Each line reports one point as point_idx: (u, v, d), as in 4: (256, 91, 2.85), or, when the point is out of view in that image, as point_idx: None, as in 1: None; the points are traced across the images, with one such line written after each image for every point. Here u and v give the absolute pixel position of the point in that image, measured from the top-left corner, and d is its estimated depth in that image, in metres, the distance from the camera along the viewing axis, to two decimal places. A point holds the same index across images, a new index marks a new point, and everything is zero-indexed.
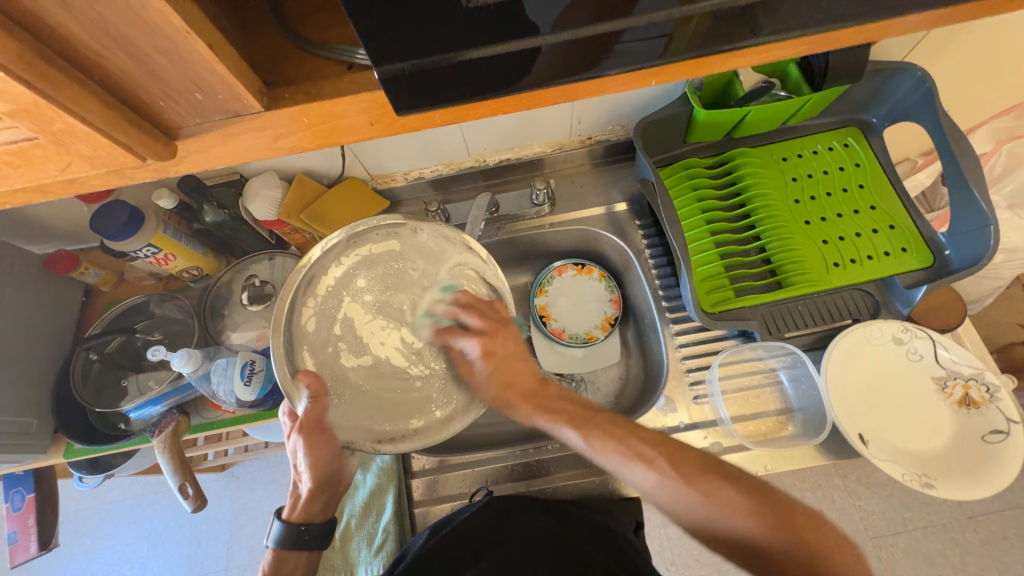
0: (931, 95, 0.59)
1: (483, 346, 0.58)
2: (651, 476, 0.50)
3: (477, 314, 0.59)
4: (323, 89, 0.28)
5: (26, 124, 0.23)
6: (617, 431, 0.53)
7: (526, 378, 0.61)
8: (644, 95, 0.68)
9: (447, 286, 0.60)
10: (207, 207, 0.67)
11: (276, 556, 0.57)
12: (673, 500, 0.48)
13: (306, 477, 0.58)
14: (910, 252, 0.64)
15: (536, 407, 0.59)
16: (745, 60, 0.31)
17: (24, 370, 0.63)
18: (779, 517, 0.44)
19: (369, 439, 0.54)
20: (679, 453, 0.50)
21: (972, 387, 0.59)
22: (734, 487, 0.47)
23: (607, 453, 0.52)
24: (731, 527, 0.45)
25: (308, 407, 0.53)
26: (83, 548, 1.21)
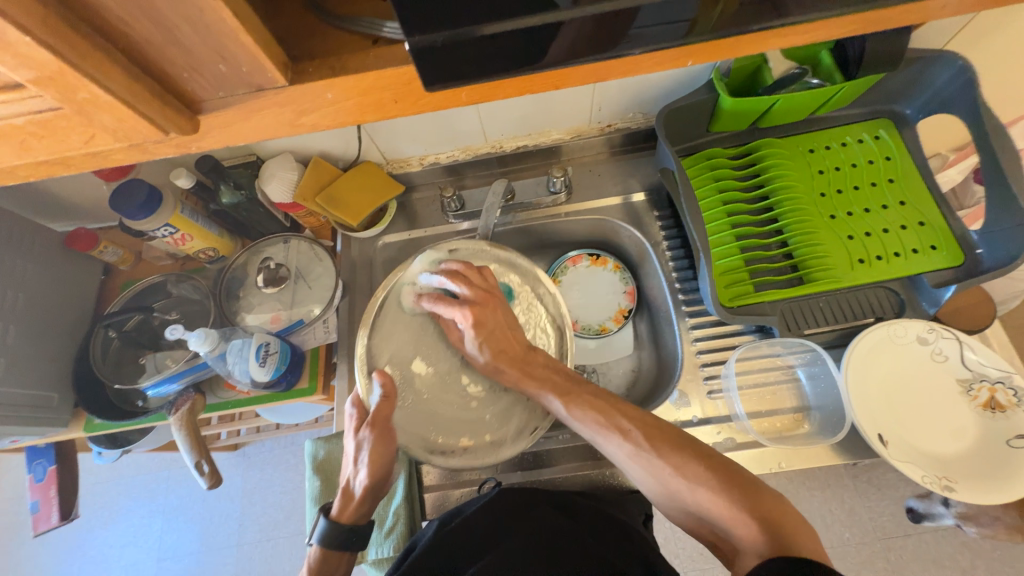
0: (972, 86, 0.57)
1: (473, 316, 0.60)
2: (626, 448, 0.51)
3: (465, 282, 0.63)
4: (348, 64, 0.28)
5: (50, 92, 0.23)
6: (601, 402, 0.55)
7: (515, 345, 0.62)
8: (668, 79, 0.66)
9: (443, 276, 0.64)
10: (224, 188, 0.67)
11: (322, 554, 0.56)
12: (646, 472, 0.49)
13: (364, 471, 0.56)
14: (939, 249, 0.62)
15: (522, 372, 0.60)
16: (775, 43, 0.30)
17: (45, 346, 0.64)
18: (748, 496, 0.43)
19: (421, 447, 0.59)
20: (651, 425, 0.51)
21: (999, 390, 0.57)
22: (704, 465, 0.47)
23: (586, 420, 0.54)
24: (698, 502, 0.45)
25: (378, 405, 0.57)
26: (101, 519, 1.25)
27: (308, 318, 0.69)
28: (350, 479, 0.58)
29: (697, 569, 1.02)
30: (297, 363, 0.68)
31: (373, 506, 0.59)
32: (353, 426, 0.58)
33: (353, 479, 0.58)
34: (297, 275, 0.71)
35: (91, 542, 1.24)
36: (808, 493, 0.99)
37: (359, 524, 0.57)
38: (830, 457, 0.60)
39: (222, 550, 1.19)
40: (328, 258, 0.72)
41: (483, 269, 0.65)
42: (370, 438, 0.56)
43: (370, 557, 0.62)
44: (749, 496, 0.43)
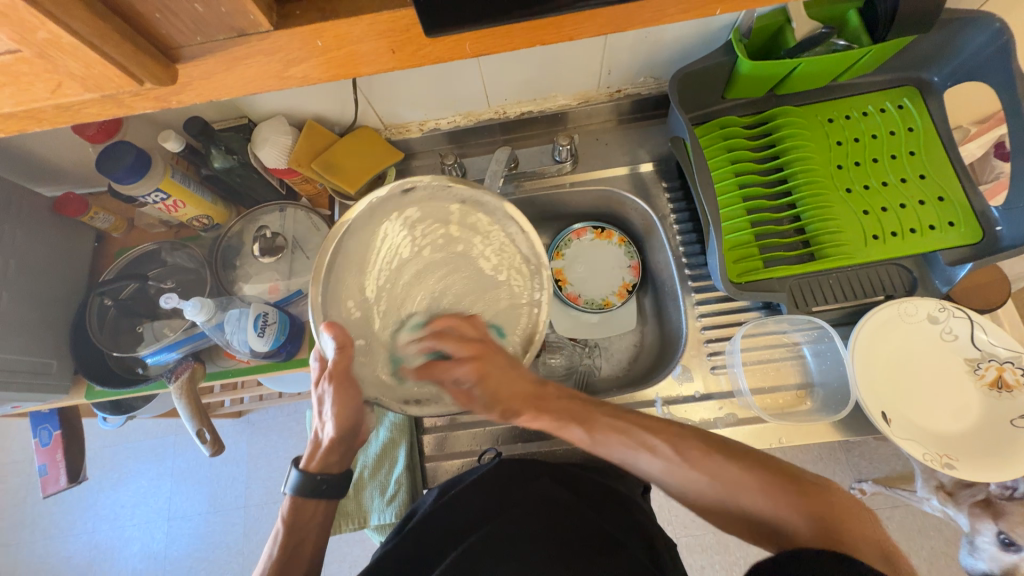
0: (1008, 50, 0.53)
1: (476, 370, 0.54)
2: (656, 463, 0.51)
3: (453, 341, 0.54)
4: (339, 7, 0.25)
5: (6, 31, 0.21)
6: (620, 422, 0.53)
7: (522, 386, 0.56)
8: (683, 39, 0.62)
9: (424, 344, 0.55)
10: (216, 151, 0.64)
11: (294, 504, 0.57)
12: (681, 481, 0.49)
13: (330, 425, 0.56)
14: (957, 226, 0.60)
15: (537, 410, 0.56)
16: None
17: (40, 313, 0.63)
18: (800, 498, 0.45)
19: (394, 399, 0.54)
20: (678, 433, 0.51)
21: (1007, 370, 0.56)
22: (739, 466, 0.48)
23: (609, 443, 0.52)
24: (741, 505, 0.47)
25: (335, 357, 0.50)
26: (110, 481, 1.29)
27: (306, 289, 0.68)
28: (317, 430, 0.58)
29: (689, 535, 1.05)
30: (296, 334, 0.67)
31: (344, 457, 0.59)
32: (316, 375, 0.55)
33: (320, 430, 0.58)
34: (294, 244, 0.70)
35: (102, 502, 1.28)
36: (800, 466, 1.01)
37: (330, 472, 0.58)
38: (829, 433, 0.60)
39: (229, 512, 1.23)
40: (326, 228, 0.70)
41: (467, 318, 0.57)
42: (334, 390, 0.53)
43: (372, 523, 0.64)
44: (800, 493, 0.46)
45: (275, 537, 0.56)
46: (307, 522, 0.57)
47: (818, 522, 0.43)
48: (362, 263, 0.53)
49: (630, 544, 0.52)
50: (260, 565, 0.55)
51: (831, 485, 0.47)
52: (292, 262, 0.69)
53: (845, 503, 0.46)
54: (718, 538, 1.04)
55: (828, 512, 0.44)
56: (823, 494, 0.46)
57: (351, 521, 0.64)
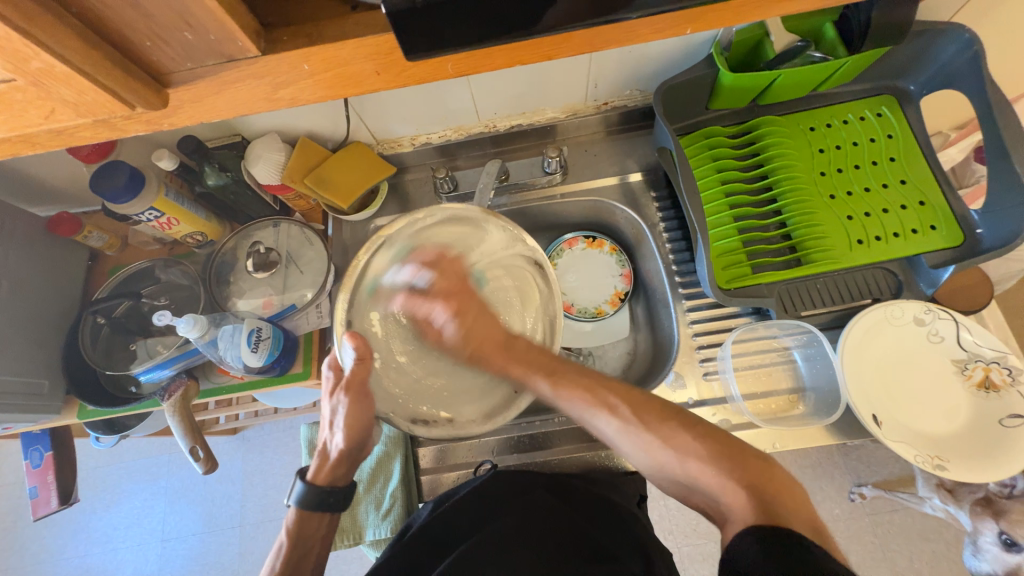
0: (979, 59, 0.55)
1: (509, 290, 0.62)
2: (613, 424, 0.48)
3: (434, 271, 0.57)
4: (324, 32, 0.26)
5: (1, 62, 0.21)
6: (585, 380, 0.51)
7: (494, 333, 0.56)
8: (666, 53, 0.63)
9: (410, 271, 0.58)
10: (209, 169, 0.65)
11: (300, 516, 0.55)
12: (634, 446, 0.47)
13: (340, 437, 0.56)
14: (938, 229, 0.61)
15: (503, 357, 0.55)
16: (779, 7, 0.28)
17: (32, 333, 0.63)
18: (739, 464, 0.42)
19: (404, 417, 0.57)
20: (639, 397, 0.49)
21: (994, 370, 0.57)
22: (692, 433, 0.45)
23: (572, 400, 0.50)
24: (687, 472, 0.44)
25: (354, 368, 0.54)
26: (102, 503, 1.27)
27: (300, 303, 0.68)
28: (327, 442, 0.57)
29: (690, 545, 1.05)
30: (290, 349, 0.67)
31: (351, 470, 0.58)
32: (329, 388, 0.57)
33: (330, 441, 0.57)
34: (288, 259, 0.70)
35: (93, 524, 1.25)
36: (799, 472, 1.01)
37: (337, 484, 0.56)
38: (823, 436, 0.60)
39: (224, 531, 1.21)
40: (319, 242, 0.70)
41: (446, 257, 0.58)
42: (348, 402, 0.55)
43: (367, 538, 0.63)
44: (739, 463, 0.42)
45: (278, 550, 0.54)
46: (312, 534, 0.55)
47: (755, 494, 0.40)
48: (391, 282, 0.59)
49: (625, 554, 0.51)
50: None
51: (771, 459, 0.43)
52: (286, 277, 0.70)
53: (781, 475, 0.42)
54: (719, 547, 1.04)
55: (762, 481, 0.40)
56: (768, 468, 0.42)
57: (346, 538, 0.64)
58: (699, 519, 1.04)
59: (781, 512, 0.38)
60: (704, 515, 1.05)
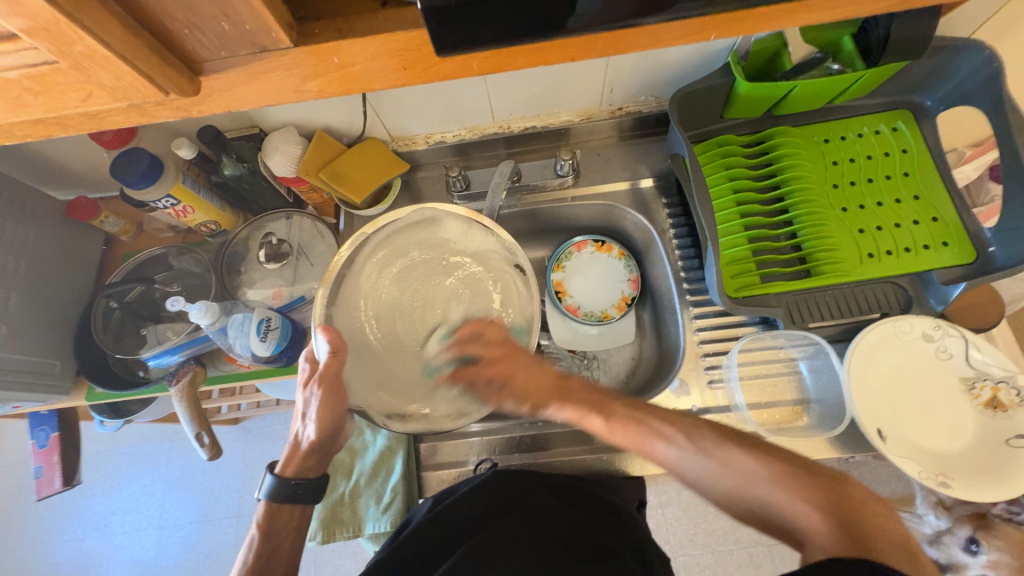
0: (997, 77, 0.55)
1: (502, 369, 0.55)
2: (671, 452, 0.48)
3: (476, 345, 0.56)
4: (355, 26, 0.27)
5: (45, 44, 0.22)
6: (636, 412, 0.51)
7: (544, 379, 0.55)
8: (684, 60, 0.63)
9: (451, 352, 0.57)
10: (226, 159, 0.66)
11: (269, 509, 0.56)
12: (696, 472, 0.47)
13: (312, 427, 0.57)
14: (950, 246, 0.61)
15: (560, 401, 0.53)
16: (846, 7, 0.28)
17: (46, 314, 0.64)
18: (814, 483, 0.42)
19: (380, 410, 0.56)
20: (694, 424, 0.49)
21: (1002, 390, 0.56)
22: (752, 454, 0.45)
23: (626, 431, 0.50)
24: (758, 497, 0.43)
25: (326, 362, 0.53)
26: (103, 487, 1.27)
27: (310, 295, 0.68)
28: (299, 432, 0.58)
29: (687, 556, 1.04)
30: (298, 340, 0.68)
31: (322, 461, 0.59)
32: (304, 378, 0.57)
33: (301, 432, 0.58)
34: (299, 251, 0.71)
35: (93, 508, 1.26)
36: None
37: (305, 477, 0.57)
38: (826, 449, 0.60)
39: (221, 521, 1.22)
40: (331, 236, 0.71)
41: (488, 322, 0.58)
42: (321, 394, 0.55)
43: (367, 531, 0.63)
44: (811, 483, 0.42)
45: (249, 542, 0.55)
46: (283, 526, 0.56)
47: (834, 515, 0.40)
48: (369, 278, 0.59)
49: (626, 557, 0.51)
50: (237, 568, 0.55)
51: (847, 480, 0.43)
52: (296, 269, 0.70)
53: (863, 496, 0.42)
54: (716, 558, 1.03)
55: (842, 503, 0.41)
56: (837, 485, 0.42)
57: (345, 530, 0.64)
58: (697, 529, 1.04)
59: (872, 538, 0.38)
60: (701, 525, 1.05)
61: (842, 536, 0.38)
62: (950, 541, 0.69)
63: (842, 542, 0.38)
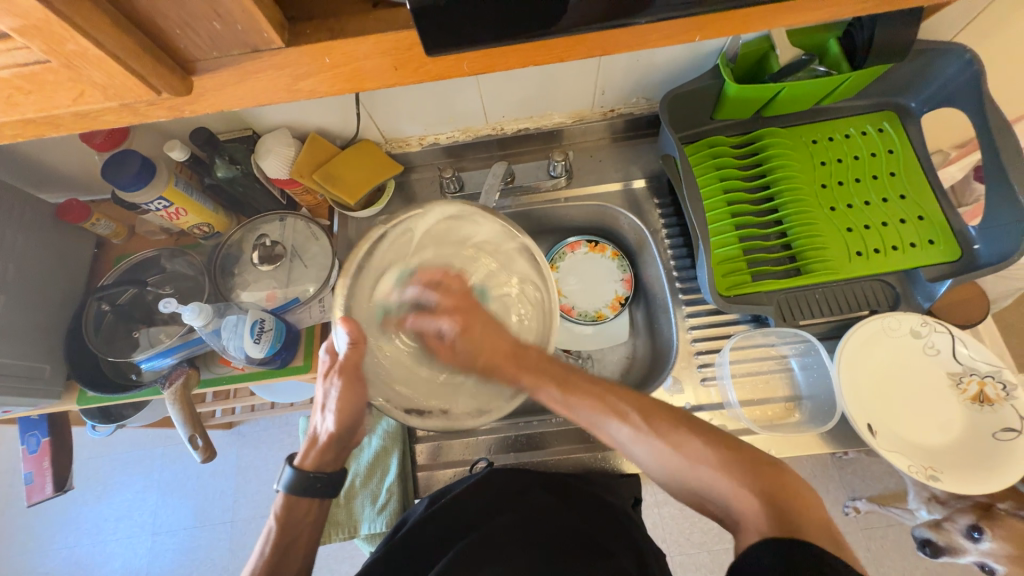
0: (979, 78, 0.56)
1: (460, 323, 0.55)
2: (625, 431, 0.49)
3: (439, 290, 0.57)
4: (346, 26, 0.27)
5: (37, 43, 0.22)
6: (596, 389, 0.52)
7: (501, 344, 0.55)
8: (673, 62, 0.64)
9: (414, 292, 0.57)
10: (219, 161, 0.66)
11: (287, 501, 0.55)
12: (650, 455, 0.47)
13: (331, 418, 0.56)
14: (936, 244, 0.62)
15: (516, 367, 0.53)
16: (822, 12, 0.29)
17: (36, 317, 0.64)
18: (750, 470, 0.43)
19: (398, 407, 0.53)
20: (652, 405, 0.50)
21: (988, 384, 0.57)
22: (702, 440, 0.46)
23: (583, 408, 0.51)
24: (700, 479, 0.44)
25: (347, 352, 0.53)
26: (94, 494, 1.26)
27: (303, 297, 0.68)
28: (316, 425, 0.58)
29: (683, 555, 1.04)
30: (292, 341, 0.68)
31: (340, 456, 0.58)
32: (324, 371, 0.56)
33: (320, 425, 0.58)
34: (293, 253, 0.71)
35: (84, 515, 1.25)
36: None
37: (324, 471, 0.56)
38: (818, 444, 0.61)
39: (215, 526, 1.21)
40: (325, 237, 0.71)
41: (456, 274, 0.58)
42: (342, 385, 0.54)
43: (363, 532, 0.63)
44: (752, 470, 0.43)
45: (267, 535, 0.54)
46: (299, 521, 0.55)
47: (770, 502, 0.41)
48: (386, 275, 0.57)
49: (620, 554, 0.51)
50: (250, 564, 0.53)
51: (781, 464, 0.44)
52: (290, 270, 0.70)
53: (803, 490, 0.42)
54: (713, 557, 1.04)
55: (775, 488, 0.42)
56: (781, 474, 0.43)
57: (341, 531, 0.64)
58: (693, 528, 1.05)
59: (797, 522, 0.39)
60: (697, 524, 1.05)
61: (771, 518, 0.40)
62: (953, 526, 0.73)
63: (773, 524, 0.39)
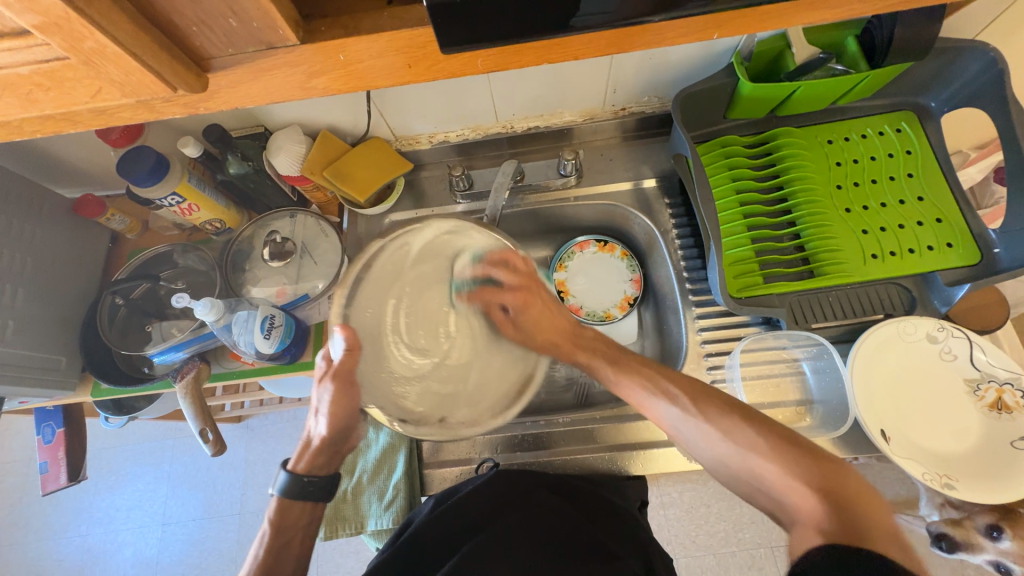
0: (1003, 78, 0.55)
1: (523, 300, 0.61)
2: (674, 411, 0.50)
3: (507, 270, 0.59)
4: (359, 24, 0.27)
5: (56, 40, 0.23)
6: (646, 369, 0.54)
7: (557, 330, 0.62)
8: (687, 60, 0.64)
9: (478, 271, 0.59)
10: (231, 158, 0.66)
11: (281, 504, 0.56)
12: (700, 442, 0.48)
13: (323, 422, 0.56)
14: (955, 247, 0.61)
15: (571, 345, 0.62)
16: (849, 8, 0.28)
17: (52, 310, 0.65)
18: (809, 464, 0.43)
19: (393, 414, 0.50)
20: (701, 389, 0.51)
21: (1007, 391, 0.56)
22: (753, 427, 0.46)
23: (630, 386, 0.54)
24: (761, 476, 0.44)
25: (342, 358, 0.52)
26: (107, 483, 1.28)
27: (313, 293, 0.69)
28: (310, 429, 0.58)
29: (688, 558, 1.04)
30: (301, 337, 0.68)
31: (333, 460, 0.58)
32: (318, 376, 0.57)
33: (313, 430, 0.58)
34: (303, 250, 0.71)
35: (97, 504, 1.27)
36: None
37: (316, 475, 0.57)
38: (830, 449, 0.60)
39: (223, 518, 1.22)
40: (335, 234, 0.71)
41: (511, 258, 0.59)
42: (333, 392, 0.54)
43: (369, 528, 0.63)
44: (813, 467, 0.42)
45: (261, 537, 0.54)
46: (293, 523, 0.56)
47: (824, 497, 0.40)
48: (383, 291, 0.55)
49: (627, 555, 0.51)
50: (247, 565, 0.53)
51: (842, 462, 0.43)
52: (300, 267, 0.71)
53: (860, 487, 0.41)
54: (718, 561, 1.03)
55: (840, 488, 0.41)
56: (837, 473, 0.42)
57: (348, 526, 0.64)
58: (698, 531, 1.04)
59: (867, 526, 0.37)
60: (703, 527, 1.05)
61: (833, 518, 0.38)
62: (971, 524, 0.65)
63: (835, 525, 0.38)
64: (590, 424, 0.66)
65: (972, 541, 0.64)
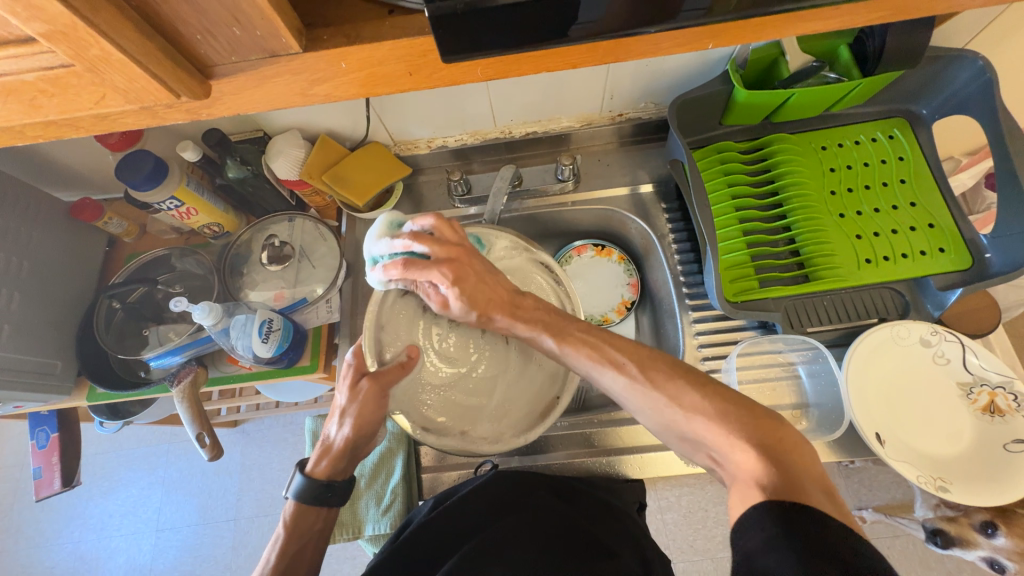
0: (991, 86, 0.56)
1: (451, 273, 0.54)
2: (621, 381, 0.46)
3: (431, 241, 0.54)
4: (361, 33, 0.27)
5: (62, 48, 0.23)
6: (590, 337, 0.51)
7: (500, 291, 0.56)
8: (682, 66, 0.64)
9: (403, 242, 0.54)
10: (230, 162, 0.66)
11: (297, 509, 0.54)
12: (642, 406, 0.45)
13: (348, 425, 0.54)
14: (947, 252, 0.62)
15: (512, 315, 0.55)
16: (837, 19, 0.29)
17: (48, 313, 0.65)
18: (749, 421, 0.39)
19: (420, 424, 0.59)
20: (647, 352, 0.47)
21: (999, 395, 0.57)
22: (700, 392, 0.42)
23: (576, 357, 0.50)
24: (697, 434, 0.41)
25: (391, 369, 0.57)
26: (100, 489, 1.27)
27: (311, 297, 0.68)
28: (329, 431, 0.56)
29: (686, 562, 1.04)
30: (299, 341, 0.68)
31: (351, 464, 0.57)
32: (346, 378, 0.56)
33: (333, 432, 0.56)
34: (301, 253, 0.71)
35: (90, 510, 1.26)
36: None
37: (335, 480, 0.55)
38: (826, 452, 0.60)
39: (218, 524, 1.21)
40: (333, 238, 0.71)
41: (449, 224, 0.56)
42: (369, 393, 0.55)
43: (367, 533, 0.63)
44: (753, 420, 0.39)
45: (275, 541, 0.53)
46: (308, 528, 0.54)
47: (765, 452, 0.37)
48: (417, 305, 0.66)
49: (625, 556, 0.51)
50: (259, 567, 0.53)
51: (782, 418, 0.40)
52: (298, 271, 0.71)
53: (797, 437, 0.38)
54: (716, 565, 1.03)
55: (774, 441, 0.37)
56: (783, 428, 0.39)
57: (346, 531, 0.64)
58: (696, 536, 1.04)
59: (799, 477, 0.35)
60: (701, 532, 1.04)
61: (776, 473, 0.35)
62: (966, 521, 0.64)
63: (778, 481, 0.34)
64: (587, 428, 0.66)
65: (967, 537, 0.64)
